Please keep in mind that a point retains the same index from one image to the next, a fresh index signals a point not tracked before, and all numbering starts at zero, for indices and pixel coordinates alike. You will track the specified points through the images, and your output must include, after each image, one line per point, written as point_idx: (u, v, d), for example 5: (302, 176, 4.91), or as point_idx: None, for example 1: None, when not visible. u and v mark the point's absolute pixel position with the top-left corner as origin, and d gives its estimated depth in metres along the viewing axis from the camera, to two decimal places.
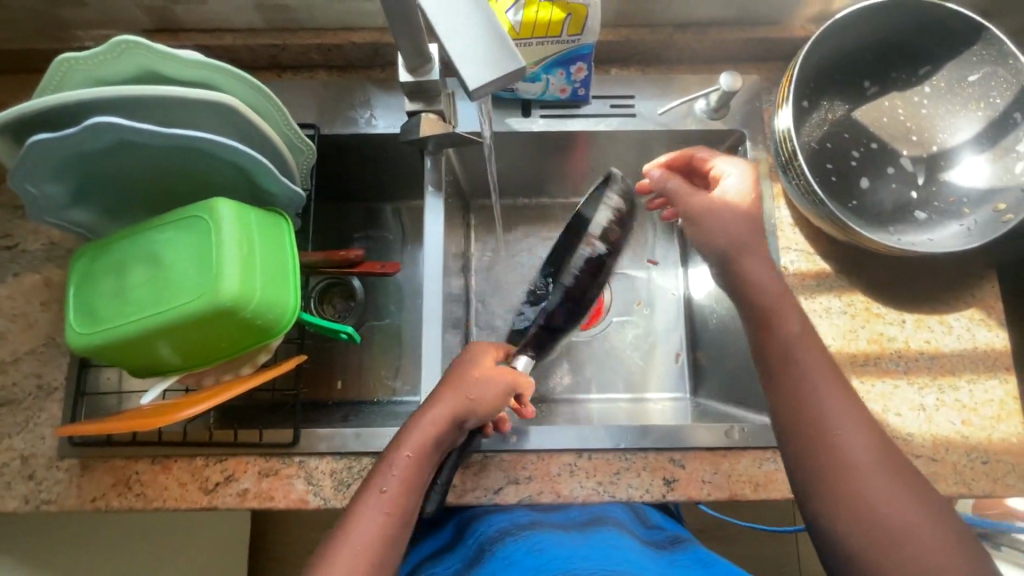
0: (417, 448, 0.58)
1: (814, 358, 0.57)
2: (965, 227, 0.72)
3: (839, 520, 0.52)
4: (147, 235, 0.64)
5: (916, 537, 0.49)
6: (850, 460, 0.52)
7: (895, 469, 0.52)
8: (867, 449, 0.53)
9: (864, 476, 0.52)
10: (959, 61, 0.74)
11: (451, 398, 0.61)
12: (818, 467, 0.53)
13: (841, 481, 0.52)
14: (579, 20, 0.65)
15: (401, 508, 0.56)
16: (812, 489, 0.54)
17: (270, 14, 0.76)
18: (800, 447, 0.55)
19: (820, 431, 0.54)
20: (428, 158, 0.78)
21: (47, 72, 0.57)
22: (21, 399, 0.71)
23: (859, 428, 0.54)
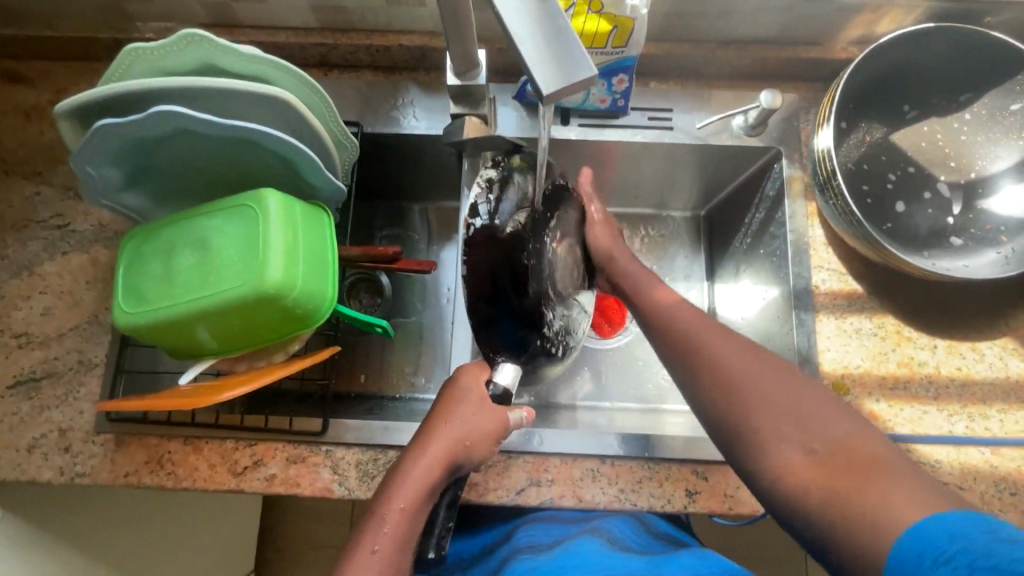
0: (409, 498, 0.54)
1: (681, 313, 0.60)
2: (1002, 255, 0.71)
3: (729, 411, 0.51)
4: (196, 222, 0.66)
5: (793, 409, 0.48)
6: (719, 356, 0.53)
7: (766, 359, 0.52)
8: (732, 345, 0.54)
9: (732, 365, 0.52)
10: (1001, 90, 0.74)
11: (441, 445, 0.57)
12: (692, 368, 0.55)
13: (720, 376, 0.52)
14: (626, 33, 0.67)
15: (395, 563, 0.52)
16: (699, 391, 0.54)
17: (323, 14, 0.78)
18: (678, 359, 0.56)
19: (691, 340, 0.56)
20: (466, 160, 0.78)
21: (115, 60, 0.59)
22: (63, 373, 0.74)
23: (703, 329, 0.56)
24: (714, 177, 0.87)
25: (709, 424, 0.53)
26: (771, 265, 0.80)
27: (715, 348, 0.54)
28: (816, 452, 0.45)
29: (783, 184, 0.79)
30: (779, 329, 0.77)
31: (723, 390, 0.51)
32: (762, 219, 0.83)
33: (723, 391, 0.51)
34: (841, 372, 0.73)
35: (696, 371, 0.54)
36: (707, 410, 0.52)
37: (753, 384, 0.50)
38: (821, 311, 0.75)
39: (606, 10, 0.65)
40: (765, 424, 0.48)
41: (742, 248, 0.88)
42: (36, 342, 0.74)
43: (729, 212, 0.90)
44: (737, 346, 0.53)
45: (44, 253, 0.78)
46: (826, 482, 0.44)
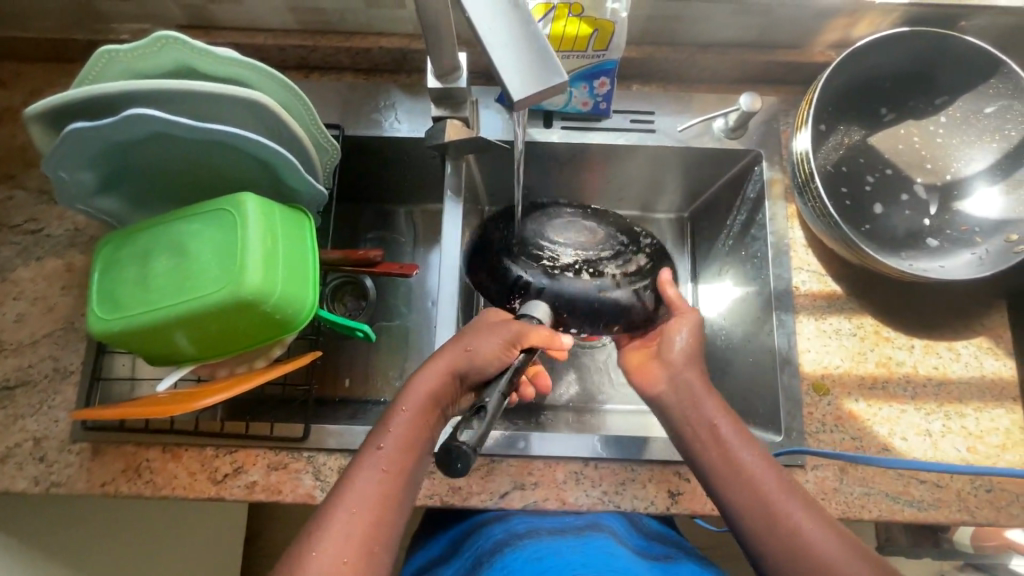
0: (411, 404, 0.59)
1: (742, 442, 0.59)
2: (977, 256, 0.72)
3: (781, 552, 0.53)
4: (173, 226, 0.65)
5: (840, 559, 0.51)
6: (766, 487, 0.56)
7: (804, 495, 0.56)
8: (776, 479, 0.56)
9: (784, 505, 0.54)
10: (975, 93, 0.75)
11: (447, 357, 0.61)
12: (738, 504, 0.56)
13: (772, 515, 0.54)
14: (607, 35, 0.67)
15: (398, 464, 0.56)
16: (745, 525, 0.55)
17: (303, 16, 0.78)
18: (722, 482, 0.58)
19: (736, 464, 0.57)
20: (449, 163, 0.79)
21: (87, 63, 0.58)
22: (38, 381, 0.72)
23: (749, 451, 0.58)
24: (697, 179, 0.87)
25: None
26: (753, 267, 0.81)
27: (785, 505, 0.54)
28: None
29: (763, 186, 0.80)
30: (760, 330, 0.78)
31: (790, 547, 0.53)
32: (744, 221, 0.84)
33: (794, 554, 0.52)
34: (821, 373, 0.74)
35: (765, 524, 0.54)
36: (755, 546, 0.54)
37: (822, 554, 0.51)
38: (802, 312, 0.76)
39: (586, 14, 0.65)
40: None
41: (725, 250, 0.88)
42: (9, 349, 0.73)
43: (711, 214, 0.91)
44: (802, 504, 0.55)
45: (17, 259, 0.76)
46: None
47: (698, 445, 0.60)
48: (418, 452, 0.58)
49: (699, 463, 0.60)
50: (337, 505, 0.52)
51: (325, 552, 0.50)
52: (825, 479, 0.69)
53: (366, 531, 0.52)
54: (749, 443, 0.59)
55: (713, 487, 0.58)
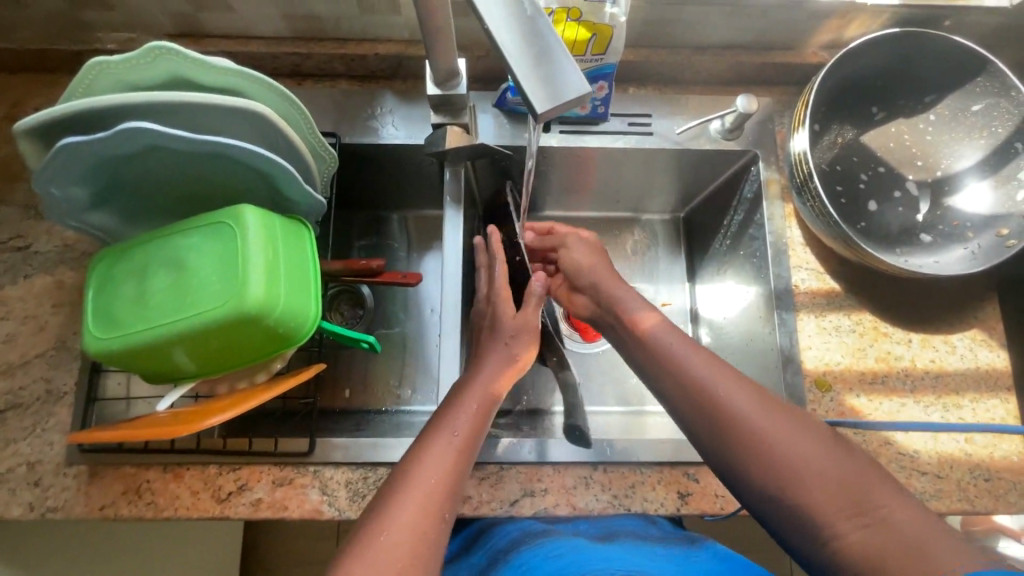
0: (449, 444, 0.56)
1: (696, 357, 0.57)
2: (969, 251, 0.74)
3: (765, 475, 0.50)
4: (169, 241, 0.63)
5: (828, 469, 0.48)
6: (737, 410, 0.53)
7: (779, 407, 0.53)
8: (748, 399, 0.53)
9: (760, 423, 0.51)
10: (963, 92, 0.77)
11: (499, 355, 0.66)
12: (713, 432, 0.53)
13: (747, 438, 0.51)
14: (605, 40, 0.67)
15: (439, 506, 0.51)
16: (724, 454, 0.52)
17: (296, 23, 0.76)
18: (695, 415, 0.55)
19: (705, 394, 0.55)
20: (448, 169, 0.78)
21: (77, 75, 0.56)
22: (30, 404, 0.70)
23: (717, 376, 0.55)
24: (694, 180, 0.88)
25: (748, 491, 0.51)
26: (752, 265, 0.81)
27: (743, 410, 0.52)
28: (833, 494, 0.47)
29: (760, 186, 0.81)
30: (761, 329, 0.79)
31: (753, 450, 0.50)
32: (742, 221, 0.84)
33: (758, 457, 0.50)
34: (823, 369, 0.75)
35: (725, 434, 0.52)
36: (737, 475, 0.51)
37: (786, 453, 0.49)
38: (802, 310, 0.77)
39: (585, 18, 0.65)
40: (808, 494, 0.48)
41: (723, 249, 0.89)
42: None
43: (709, 213, 0.91)
44: (760, 407, 0.52)
45: (4, 277, 0.74)
46: (879, 552, 0.44)
47: (668, 382, 0.58)
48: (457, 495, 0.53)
49: (671, 399, 0.58)
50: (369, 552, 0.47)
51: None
52: None
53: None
54: (716, 369, 0.56)
55: (677, 409, 0.57)
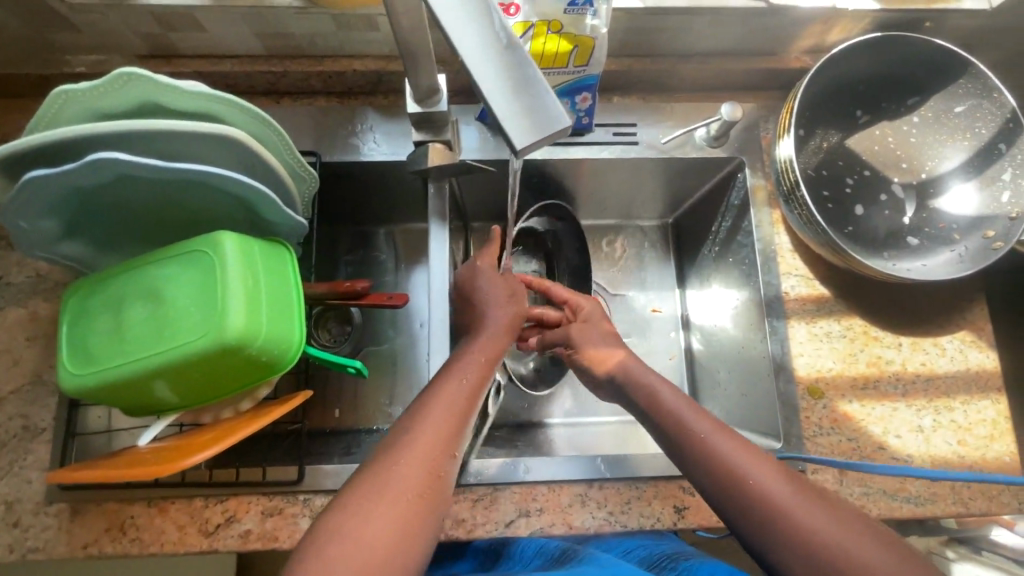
0: (424, 433, 0.54)
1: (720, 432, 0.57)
2: (956, 253, 0.74)
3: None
4: (145, 271, 0.61)
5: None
6: (792, 514, 0.49)
7: (839, 513, 0.49)
8: (772, 475, 0.52)
9: (820, 532, 0.48)
10: (945, 93, 0.77)
11: (496, 323, 0.69)
12: (764, 536, 0.50)
13: (807, 549, 0.47)
14: (586, 51, 0.66)
15: (414, 504, 0.49)
16: (777, 560, 0.49)
17: (271, 41, 0.74)
18: (746, 518, 0.51)
19: (756, 492, 0.51)
20: (431, 186, 0.76)
21: (41, 104, 0.54)
22: (6, 441, 0.68)
23: (766, 474, 0.52)
24: (681, 187, 0.87)
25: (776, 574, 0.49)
26: (741, 273, 0.81)
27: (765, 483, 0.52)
28: None
29: (747, 193, 0.80)
30: (752, 337, 0.78)
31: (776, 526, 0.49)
32: (730, 228, 0.84)
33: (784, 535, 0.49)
34: (815, 376, 0.74)
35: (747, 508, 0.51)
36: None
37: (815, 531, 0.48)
38: (792, 317, 0.77)
39: (565, 31, 0.64)
40: None
41: (712, 255, 0.89)
42: None
43: (697, 220, 0.90)
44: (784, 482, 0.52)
45: None
46: None
47: (694, 463, 0.56)
48: (435, 488, 0.51)
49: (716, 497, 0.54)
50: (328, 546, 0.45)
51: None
52: (825, 482, 0.70)
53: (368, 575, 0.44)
54: (765, 466, 0.53)
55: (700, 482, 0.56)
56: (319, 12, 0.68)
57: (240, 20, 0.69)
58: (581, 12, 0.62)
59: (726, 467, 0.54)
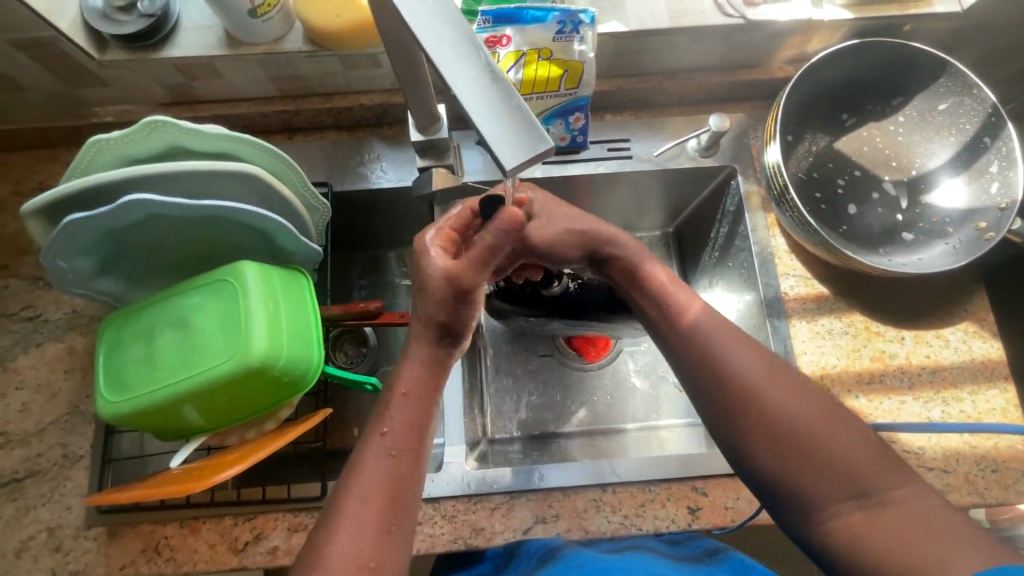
0: (413, 385, 0.55)
1: (704, 322, 0.59)
2: (951, 246, 0.75)
3: (771, 448, 0.53)
4: (174, 301, 0.65)
5: (841, 449, 0.52)
6: (754, 380, 0.55)
7: (799, 386, 0.55)
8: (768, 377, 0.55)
9: (775, 399, 0.54)
10: (928, 92, 0.80)
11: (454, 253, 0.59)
12: (727, 402, 0.55)
13: (778, 432, 0.53)
14: (577, 75, 0.70)
15: (416, 446, 0.53)
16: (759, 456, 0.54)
17: (282, 83, 0.79)
18: (710, 382, 0.56)
19: (756, 400, 0.54)
20: (437, 209, 0.81)
21: (78, 154, 0.59)
22: (47, 470, 0.72)
23: (736, 347, 0.57)
24: (678, 197, 0.90)
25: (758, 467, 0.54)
26: (741, 276, 0.83)
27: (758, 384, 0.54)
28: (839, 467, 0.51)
29: (741, 199, 0.83)
30: (756, 338, 0.80)
31: (763, 423, 0.53)
32: (727, 233, 0.87)
33: (767, 432, 0.53)
34: (820, 373, 0.76)
35: (737, 408, 0.55)
36: (741, 444, 0.54)
37: (802, 428, 0.52)
38: (794, 316, 0.78)
39: (555, 57, 0.68)
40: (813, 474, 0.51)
41: (712, 260, 0.91)
42: (15, 441, 0.73)
43: (696, 227, 0.93)
44: (777, 380, 0.55)
45: (17, 348, 0.76)
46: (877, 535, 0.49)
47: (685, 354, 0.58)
48: (431, 424, 0.55)
49: (675, 359, 0.59)
50: (347, 497, 0.50)
51: (343, 536, 0.48)
52: None
53: (384, 514, 0.50)
54: (741, 341, 0.57)
55: (688, 372, 0.58)
56: (326, 55, 0.73)
57: (255, 66, 0.75)
58: (569, 39, 0.67)
59: (697, 340, 0.58)
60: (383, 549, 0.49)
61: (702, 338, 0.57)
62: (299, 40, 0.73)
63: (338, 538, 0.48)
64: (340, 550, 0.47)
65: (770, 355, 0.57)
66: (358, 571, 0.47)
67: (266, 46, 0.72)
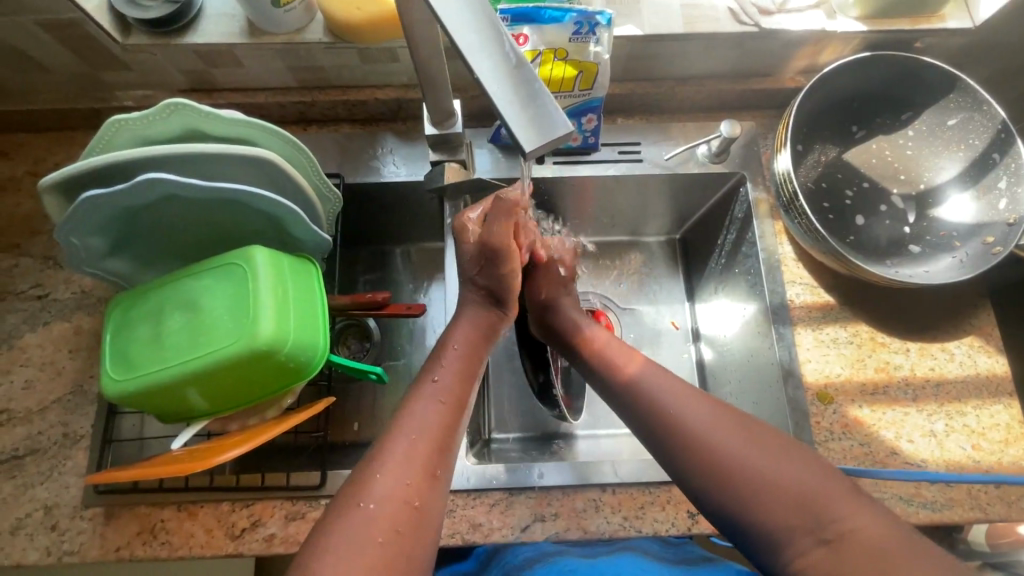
0: (463, 344, 0.64)
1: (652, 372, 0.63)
2: (957, 259, 0.76)
3: (729, 494, 0.52)
4: (184, 282, 0.66)
5: (793, 483, 0.51)
6: (703, 434, 0.55)
7: (747, 428, 0.55)
8: (706, 413, 0.57)
9: (726, 446, 0.54)
10: (937, 108, 0.80)
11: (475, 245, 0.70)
12: (682, 459, 0.56)
13: (717, 469, 0.53)
14: (591, 76, 0.71)
15: (454, 395, 0.58)
16: (709, 497, 0.54)
17: (301, 74, 0.80)
18: (664, 443, 0.58)
19: (696, 437, 0.56)
20: (448, 204, 0.81)
21: (97, 132, 0.60)
22: (47, 448, 0.72)
23: (682, 402, 0.59)
24: (686, 203, 0.91)
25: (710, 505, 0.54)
26: (747, 283, 0.83)
27: (696, 422, 0.56)
28: (782, 498, 0.50)
29: (750, 207, 0.83)
30: (759, 345, 0.80)
31: (702, 459, 0.54)
32: (734, 241, 0.87)
33: (709, 468, 0.54)
34: (824, 382, 0.76)
35: (679, 447, 0.56)
36: (698, 491, 0.55)
37: (741, 462, 0.53)
38: (799, 324, 0.79)
39: (571, 57, 0.69)
40: (761, 506, 0.51)
41: (718, 268, 0.91)
42: (17, 418, 0.73)
43: (703, 234, 0.93)
44: (712, 414, 0.57)
45: (24, 325, 0.77)
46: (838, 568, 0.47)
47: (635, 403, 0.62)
48: (471, 384, 0.61)
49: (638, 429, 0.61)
50: (397, 431, 0.54)
51: (390, 473, 0.50)
52: None
53: (429, 456, 0.53)
54: (688, 397, 0.59)
55: (638, 420, 0.61)
56: (346, 47, 0.74)
57: (275, 56, 0.76)
58: (585, 40, 0.68)
59: (643, 392, 0.62)
60: (426, 490, 0.51)
61: (647, 386, 0.62)
62: (319, 32, 0.74)
63: (386, 473, 0.50)
64: (387, 482, 0.50)
65: (713, 400, 0.59)
66: (403, 506, 0.49)
67: (287, 36, 0.73)
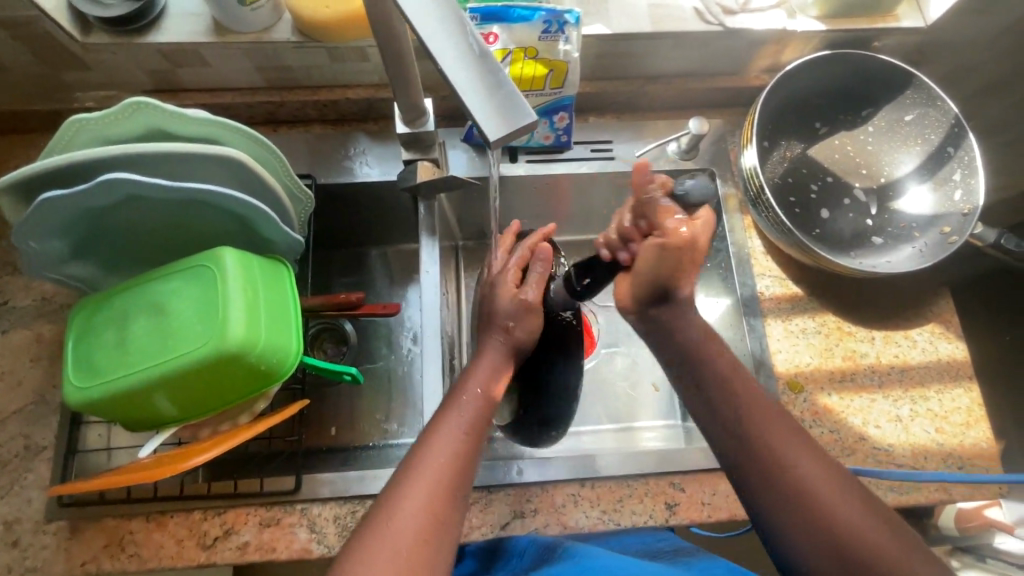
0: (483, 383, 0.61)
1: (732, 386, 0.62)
2: (917, 249, 0.78)
3: (798, 529, 0.52)
4: (150, 286, 0.64)
5: (862, 526, 0.50)
6: (785, 461, 0.55)
7: (828, 466, 0.54)
8: (791, 438, 0.56)
9: (805, 476, 0.53)
10: (895, 104, 0.83)
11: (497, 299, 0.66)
12: (755, 476, 0.56)
13: (791, 490, 0.53)
14: (561, 74, 0.72)
15: (475, 428, 0.58)
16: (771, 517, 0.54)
17: (270, 74, 0.80)
18: (739, 456, 0.57)
19: (777, 454, 0.55)
20: (422, 204, 0.80)
21: (57, 133, 0.59)
22: (7, 461, 0.69)
23: (768, 421, 0.58)
24: None
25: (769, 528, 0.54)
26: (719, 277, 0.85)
27: (777, 444, 0.56)
28: (849, 536, 0.50)
29: (719, 202, 0.85)
30: (733, 337, 0.81)
31: (776, 480, 0.54)
32: None
33: (781, 490, 0.54)
34: (794, 371, 0.77)
35: (756, 462, 0.56)
36: (761, 509, 0.54)
37: (817, 492, 0.52)
38: (769, 316, 0.80)
39: (541, 56, 0.70)
40: (825, 542, 0.50)
41: None
42: None
43: None
44: (796, 441, 0.56)
45: None
46: None
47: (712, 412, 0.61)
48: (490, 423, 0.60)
49: (715, 436, 0.60)
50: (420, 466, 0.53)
51: (411, 504, 0.51)
52: None
53: (446, 491, 0.53)
54: (777, 421, 0.58)
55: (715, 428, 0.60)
56: (316, 46, 0.74)
57: (242, 56, 0.75)
58: (554, 38, 0.69)
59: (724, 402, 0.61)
60: (444, 524, 0.51)
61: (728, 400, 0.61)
62: (287, 31, 0.73)
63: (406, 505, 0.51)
64: (409, 514, 0.50)
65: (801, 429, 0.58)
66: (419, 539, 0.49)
67: (255, 35, 0.73)
